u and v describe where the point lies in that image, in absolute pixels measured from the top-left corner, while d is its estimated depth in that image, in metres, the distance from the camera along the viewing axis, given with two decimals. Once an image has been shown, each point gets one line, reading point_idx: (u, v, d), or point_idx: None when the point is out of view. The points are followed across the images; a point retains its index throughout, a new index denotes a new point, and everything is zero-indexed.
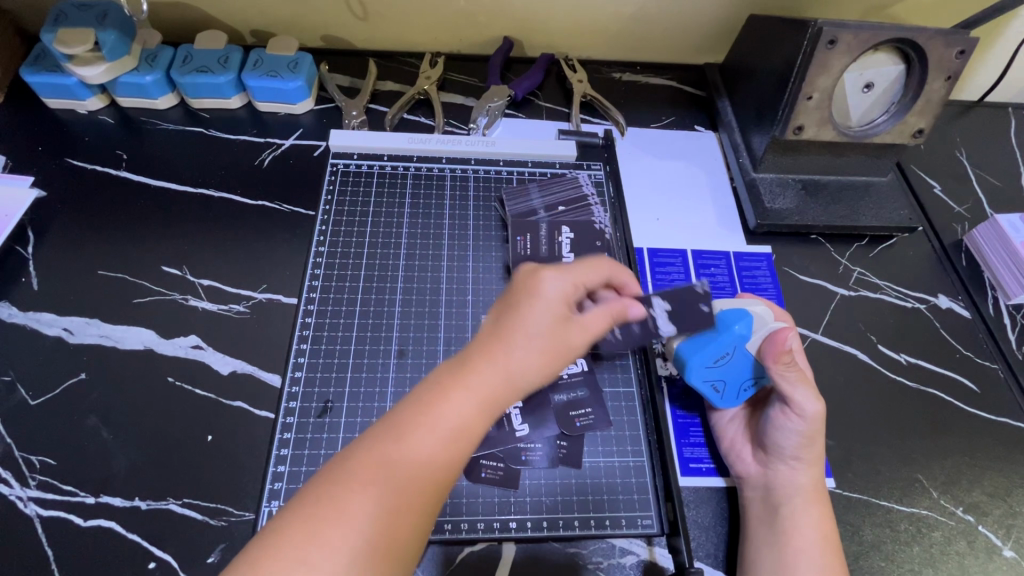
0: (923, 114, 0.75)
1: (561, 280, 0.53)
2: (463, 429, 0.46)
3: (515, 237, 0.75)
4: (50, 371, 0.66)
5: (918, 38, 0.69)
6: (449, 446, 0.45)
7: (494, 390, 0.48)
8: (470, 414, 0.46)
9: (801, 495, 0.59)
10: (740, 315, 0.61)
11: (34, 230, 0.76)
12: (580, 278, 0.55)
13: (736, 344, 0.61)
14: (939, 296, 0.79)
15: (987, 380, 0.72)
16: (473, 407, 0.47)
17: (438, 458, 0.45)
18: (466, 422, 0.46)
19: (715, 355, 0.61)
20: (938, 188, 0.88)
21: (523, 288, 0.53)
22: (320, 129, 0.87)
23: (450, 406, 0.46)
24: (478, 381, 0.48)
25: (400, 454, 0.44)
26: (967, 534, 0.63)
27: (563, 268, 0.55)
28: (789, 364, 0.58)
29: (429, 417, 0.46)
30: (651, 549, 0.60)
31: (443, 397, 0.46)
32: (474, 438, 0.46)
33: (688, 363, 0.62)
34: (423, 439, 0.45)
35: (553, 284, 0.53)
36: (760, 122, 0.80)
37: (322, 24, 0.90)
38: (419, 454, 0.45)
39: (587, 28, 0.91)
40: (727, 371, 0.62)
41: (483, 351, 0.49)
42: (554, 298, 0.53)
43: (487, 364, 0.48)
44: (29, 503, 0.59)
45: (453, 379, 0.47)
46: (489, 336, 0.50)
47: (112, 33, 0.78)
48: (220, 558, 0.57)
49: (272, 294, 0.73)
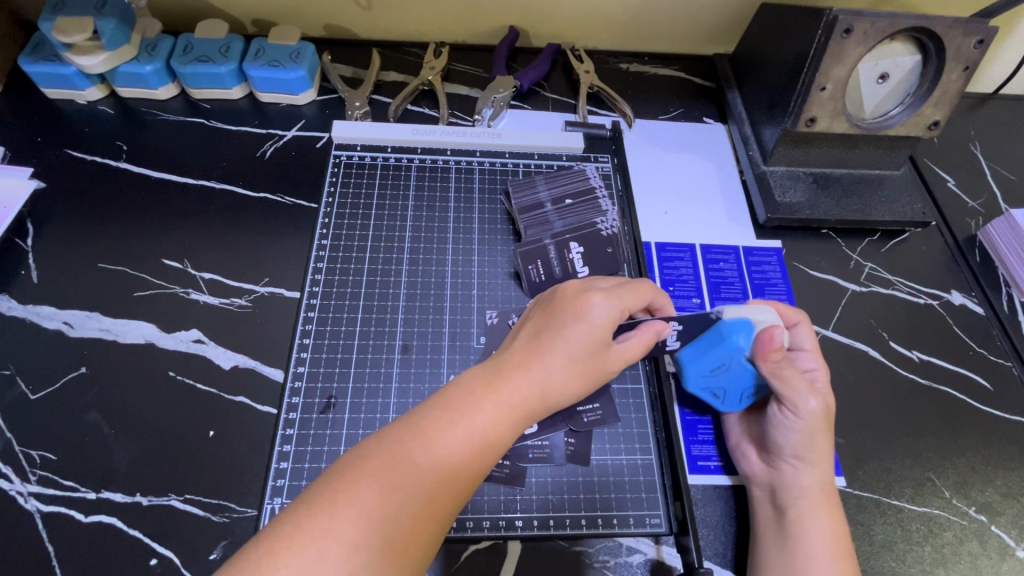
0: (939, 105, 0.73)
1: (607, 306, 0.54)
2: (489, 440, 0.47)
3: (526, 266, 0.71)
4: (50, 364, 0.65)
5: (936, 27, 0.67)
6: (473, 455, 0.46)
7: (523, 403, 0.49)
8: (497, 425, 0.48)
9: (809, 497, 0.57)
10: (740, 326, 0.58)
11: (33, 222, 0.75)
12: (627, 301, 0.56)
13: (733, 356, 0.59)
14: (952, 292, 0.77)
15: (1001, 378, 0.71)
16: (501, 418, 0.48)
17: (462, 465, 0.45)
18: (493, 432, 0.47)
19: (713, 365, 0.60)
20: (952, 182, 0.86)
21: (567, 307, 0.54)
22: (323, 120, 0.85)
23: (478, 415, 0.47)
24: (508, 394, 0.49)
25: (427, 454, 0.44)
26: (980, 534, 0.62)
27: (608, 293, 0.55)
28: (779, 361, 0.57)
29: (460, 422, 0.46)
30: (659, 548, 0.59)
31: (474, 406, 0.47)
32: (498, 450, 0.47)
33: (686, 372, 0.62)
34: (451, 442, 0.45)
35: (601, 308, 0.54)
36: (772, 113, 0.78)
37: (324, 12, 0.89)
38: (443, 457, 0.45)
39: (596, 17, 0.89)
40: (727, 380, 0.61)
41: (515, 364, 0.51)
42: (600, 322, 0.54)
43: (519, 378, 0.50)
44: (30, 499, 0.58)
45: (485, 389, 0.49)
46: (524, 352, 0.52)
47: (111, 22, 0.76)
48: (222, 555, 0.57)
49: (274, 287, 0.72)
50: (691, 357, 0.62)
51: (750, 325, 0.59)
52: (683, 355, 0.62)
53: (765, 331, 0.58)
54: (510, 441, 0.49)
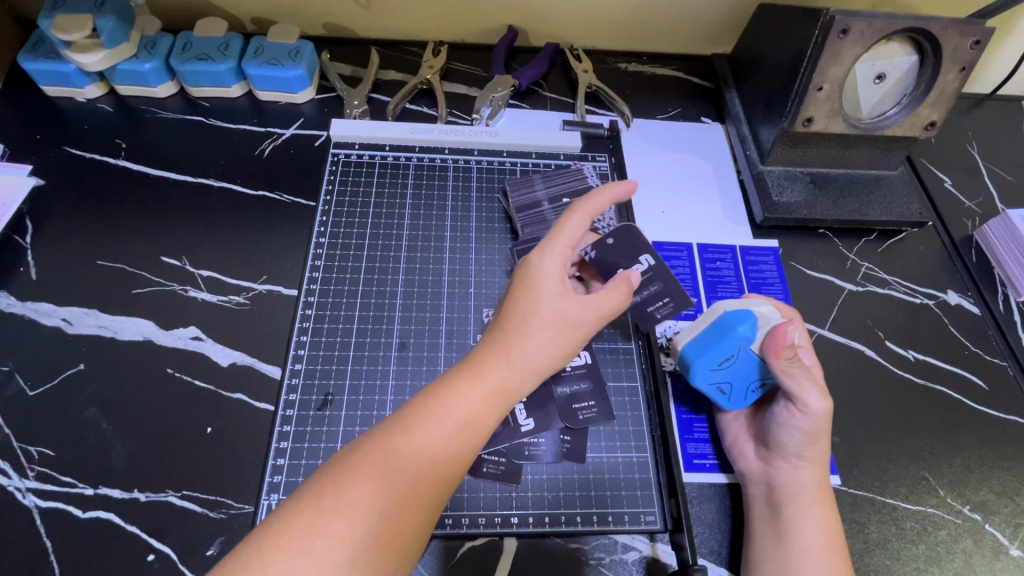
0: (936, 105, 0.73)
1: (549, 261, 0.54)
2: (468, 422, 0.47)
3: None
4: (49, 361, 0.65)
5: (933, 28, 0.67)
6: (454, 439, 0.46)
7: (499, 384, 0.49)
8: (476, 407, 0.48)
9: (805, 494, 0.58)
10: (743, 317, 0.59)
11: (33, 218, 0.75)
12: (566, 242, 0.55)
13: (741, 346, 0.59)
14: (949, 292, 0.77)
15: (996, 378, 0.71)
16: (478, 401, 0.48)
17: (445, 451, 0.45)
18: (473, 415, 0.48)
19: (720, 358, 0.60)
20: (949, 183, 0.86)
21: (521, 281, 0.54)
22: (321, 119, 0.86)
23: (457, 400, 0.47)
24: (484, 379, 0.49)
25: (407, 443, 0.44)
26: (974, 533, 0.62)
27: (544, 248, 0.55)
28: (791, 358, 0.57)
29: (437, 410, 0.46)
30: (654, 545, 0.60)
31: (451, 393, 0.48)
32: (479, 432, 0.48)
33: (692, 367, 0.61)
34: (430, 428, 0.45)
35: (546, 264, 0.54)
36: (770, 113, 0.79)
37: (324, 11, 0.89)
38: (424, 445, 0.45)
39: (594, 17, 0.90)
40: (733, 373, 0.61)
41: (490, 351, 0.51)
42: (548, 276, 0.54)
43: (492, 360, 0.50)
44: (28, 494, 0.58)
45: (460, 376, 0.49)
46: (493, 337, 0.52)
47: (111, 20, 0.77)
48: (219, 551, 0.57)
49: (272, 285, 0.72)
50: (696, 352, 0.61)
51: (753, 315, 0.60)
52: (687, 351, 0.62)
53: (774, 328, 0.58)
54: (492, 425, 0.49)
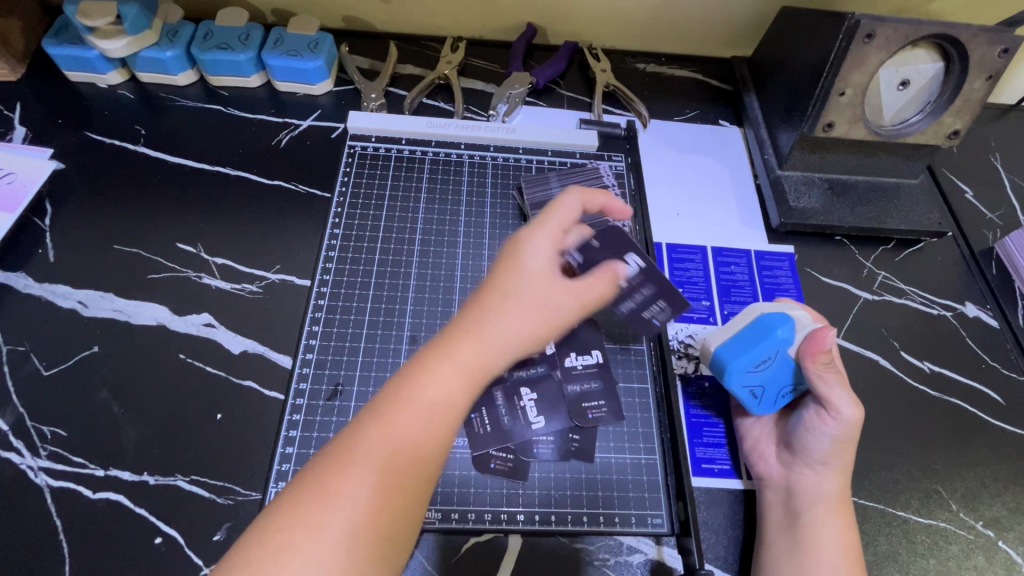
0: (961, 113, 0.72)
1: (539, 245, 0.51)
2: (449, 404, 0.44)
3: None
4: (64, 342, 0.66)
5: (960, 35, 0.66)
6: (433, 422, 0.43)
7: (478, 363, 0.46)
8: (454, 388, 0.44)
9: (824, 504, 0.57)
10: (783, 319, 0.60)
11: (52, 201, 0.76)
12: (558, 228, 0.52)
13: (779, 349, 0.59)
14: (967, 304, 0.76)
15: (1013, 392, 0.70)
16: (457, 382, 0.45)
17: (427, 439, 0.43)
18: (451, 397, 0.44)
19: (757, 361, 0.59)
20: (970, 194, 0.85)
21: (504, 262, 0.51)
22: (339, 111, 0.86)
23: (434, 382, 0.44)
24: (460, 356, 0.46)
25: (386, 436, 0.41)
26: (987, 549, 0.61)
27: (538, 232, 0.52)
28: (826, 364, 0.58)
29: (413, 395, 0.43)
30: (660, 548, 0.59)
31: (425, 375, 0.44)
32: (460, 412, 0.45)
33: (728, 368, 0.59)
34: (408, 420, 0.42)
35: (535, 250, 0.51)
36: (789, 118, 0.78)
37: (344, 4, 0.89)
38: (406, 436, 0.42)
39: (614, 16, 0.89)
40: (769, 377, 0.60)
41: (463, 326, 0.47)
42: (534, 263, 0.50)
43: (468, 339, 0.46)
44: (40, 473, 0.59)
45: (436, 357, 0.45)
46: (466, 316, 0.48)
47: (134, 7, 0.77)
48: (226, 537, 0.57)
49: (285, 275, 0.72)
50: (733, 352, 0.59)
51: (791, 318, 0.60)
52: (723, 352, 0.60)
53: (810, 333, 0.59)
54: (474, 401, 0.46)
